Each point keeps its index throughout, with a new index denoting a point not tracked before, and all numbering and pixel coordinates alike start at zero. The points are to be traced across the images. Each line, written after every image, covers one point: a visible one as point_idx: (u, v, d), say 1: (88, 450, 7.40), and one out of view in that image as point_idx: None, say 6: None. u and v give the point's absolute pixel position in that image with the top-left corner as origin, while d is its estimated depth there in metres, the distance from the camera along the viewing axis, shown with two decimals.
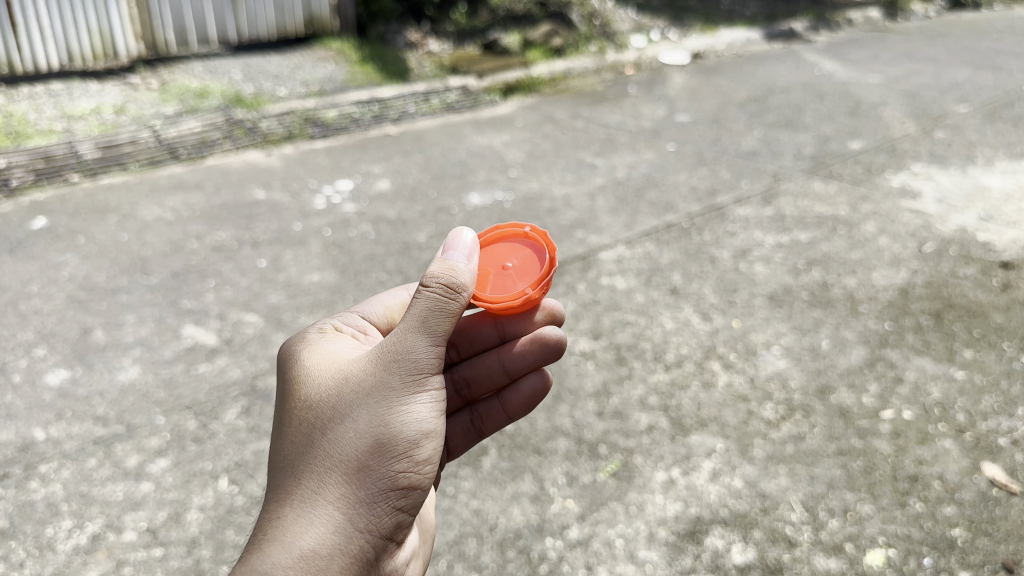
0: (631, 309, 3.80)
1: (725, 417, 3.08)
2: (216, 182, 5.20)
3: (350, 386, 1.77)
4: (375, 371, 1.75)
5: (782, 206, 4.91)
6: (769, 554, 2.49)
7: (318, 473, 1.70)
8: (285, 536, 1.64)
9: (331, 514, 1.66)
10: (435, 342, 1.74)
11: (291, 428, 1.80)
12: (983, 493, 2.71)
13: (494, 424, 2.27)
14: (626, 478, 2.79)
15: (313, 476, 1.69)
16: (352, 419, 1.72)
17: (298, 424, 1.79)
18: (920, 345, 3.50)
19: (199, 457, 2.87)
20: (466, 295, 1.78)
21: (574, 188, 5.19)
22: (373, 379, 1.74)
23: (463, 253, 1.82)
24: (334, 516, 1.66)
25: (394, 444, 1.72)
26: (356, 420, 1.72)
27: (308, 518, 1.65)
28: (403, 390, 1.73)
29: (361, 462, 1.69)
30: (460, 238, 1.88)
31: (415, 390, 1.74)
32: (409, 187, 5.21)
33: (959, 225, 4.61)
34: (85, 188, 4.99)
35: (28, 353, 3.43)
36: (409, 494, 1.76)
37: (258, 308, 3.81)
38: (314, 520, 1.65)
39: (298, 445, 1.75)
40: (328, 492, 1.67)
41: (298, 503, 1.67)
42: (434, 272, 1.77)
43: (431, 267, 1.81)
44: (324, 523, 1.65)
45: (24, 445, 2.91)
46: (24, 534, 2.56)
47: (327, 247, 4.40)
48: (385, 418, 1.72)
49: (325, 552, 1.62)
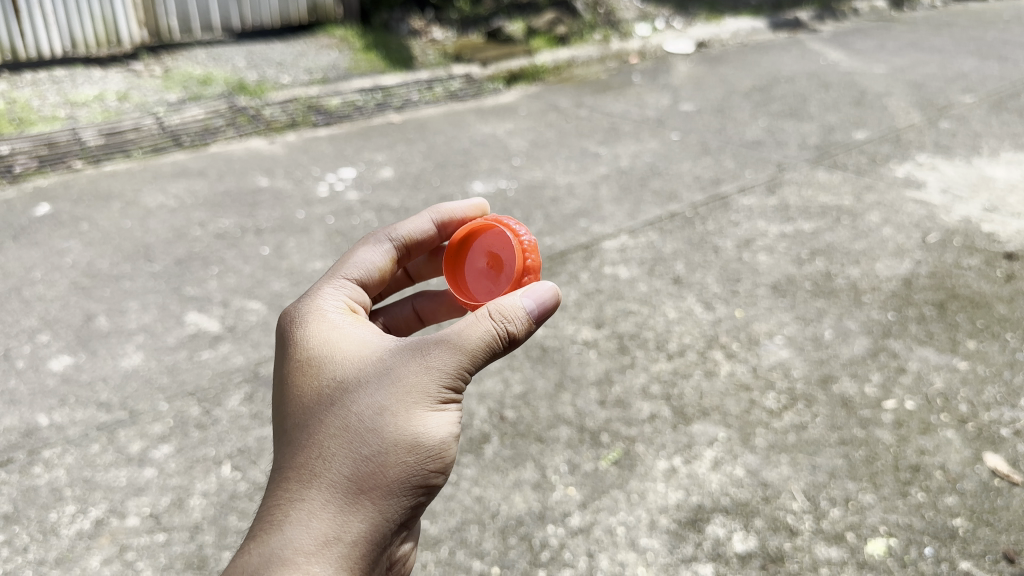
0: (635, 298, 3.79)
1: (727, 406, 3.08)
2: (220, 169, 5.20)
3: (386, 379, 1.73)
4: (416, 369, 1.72)
5: (786, 196, 4.91)
6: (770, 543, 2.50)
7: (347, 462, 1.66)
8: (308, 522, 1.60)
9: (357, 507, 1.63)
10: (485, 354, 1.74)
11: (316, 409, 1.75)
12: (985, 483, 2.71)
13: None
14: (628, 467, 2.79)
15: (342, 464, 1.66)
16: (388, 414, 1.69)
17: (325, 408, 1.74)
18: (923, 335, 3.49)
19: (202, 443, 2.88)
20: (523, 336, 1.78)
21: (578, 177, 5.18)
22: (413, 377, 1.71)
23: (535, 297, 1.82)
24: (360, 510, 1.63)
25: (428, 443, 1.70)
26: (392, 414, 1.69)
27: (335, 508, 1.62)
28: (441, 393, 1.72)
29: (394, 457, 1.67)
30: (538, 285, 1.86)
31: (453, 394, 1.73)
32: (412, 176, 5.21)
33: (963, 216, 4.60)
34: (88, 175, 5.00)
35: (31, 338, 3.44)
36: (430, 492, 1.75)
37: (262, 295, 3.82)
38: (341, 508, 1.63)
39: (325, 427, 1.71)
40: (355, 484, 1.64)
41: (323, 488, 1.64)
42: (503, 307, 1.77)
43: (500, 300, 1.79)
44: (348, 515, 1.62)
45: (28, 431, 2.92)
46: (28, 518, 2.57)
47: (330, 235, 4.40)
48: (421, 417, 1.70)
49: (348, 540, 1.61)
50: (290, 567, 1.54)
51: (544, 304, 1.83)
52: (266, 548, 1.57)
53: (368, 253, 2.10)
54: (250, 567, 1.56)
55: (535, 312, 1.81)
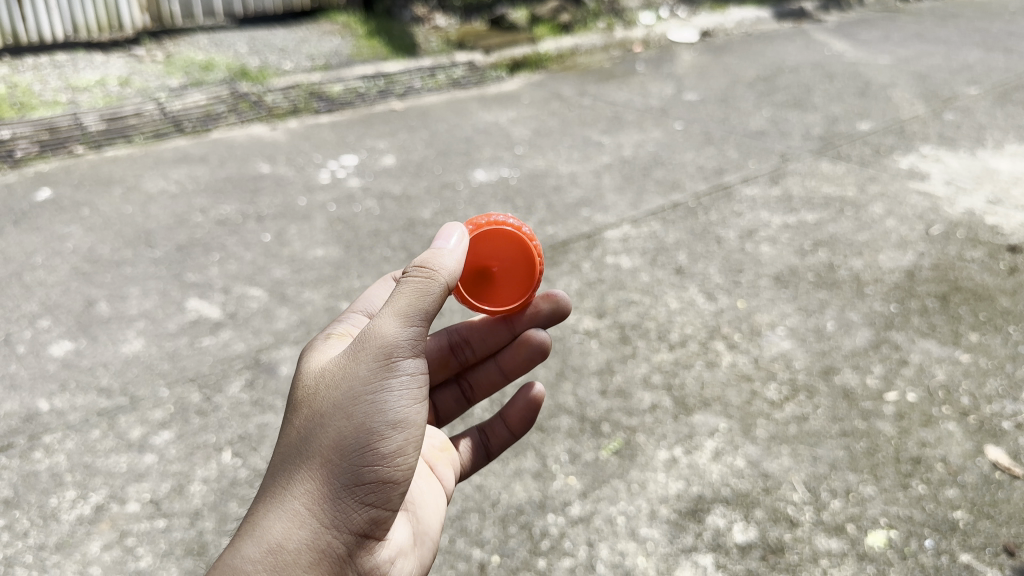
0: (636, 288, 3.78)
1: (728, 396, 3.07)
2: (221, 155, 5.18)
3: (325, 384, 1.80)
4: (346, 367, 1.78)
5: (790, 186, 4.89)
6: (770, 534, 2.50)
7: (290, 470, 1.74)
8: (256, 532, 1.69)
9: (296, 508, 1.69)
10: (411, 332, 1.75)
11: (279, 431, 1.86)
12: (986, 476, 2.70)
13: (498, 443, 2.34)
14: (629, 456, 2.79)
15: (286, 473, 1.74)
16: (322, 416, 1.75)
17: (282, 427, 1.84)
18: (925, 327, 3.49)
19: (203, 430, 2.88)
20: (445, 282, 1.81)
21: (581, 166, 5.17)
22: (344, 375, 1.77)
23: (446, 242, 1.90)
24: (300, 510, 1.69)
25: (361, 438, 1.72)
26: (326, 414, 1.75)
27: (278, 514, 1.70)
28: (370, 380, 1.74)
29: (328, 457, 1.72)
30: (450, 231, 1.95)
31: (387, 380, 1.75)
32: (415, 163, 5.19)
33: (967, 208, 4.58)
34: (89, 160, 4.98)
35: (32, 324, 3.43)
36: (383, 488, 1.74)
37: (263, 282, 3.81)
38: (282, 514, 1.69)
39: (280, 444, 1.81)
40: (294, 487, 1.71)
41: (270, 500, 1.73)
42: (413, 262, 1.82)
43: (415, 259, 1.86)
44: (290, 518, 1.68)
45: (28, 416, 2.92)
46: (28, 503, 2.57)
47: (332, 222, 4.39)
48: (351, 409, 1.73)
49: (291, 546, 1.66)
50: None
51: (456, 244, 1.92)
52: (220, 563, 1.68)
53: (378, 291, 2.23)
54: None
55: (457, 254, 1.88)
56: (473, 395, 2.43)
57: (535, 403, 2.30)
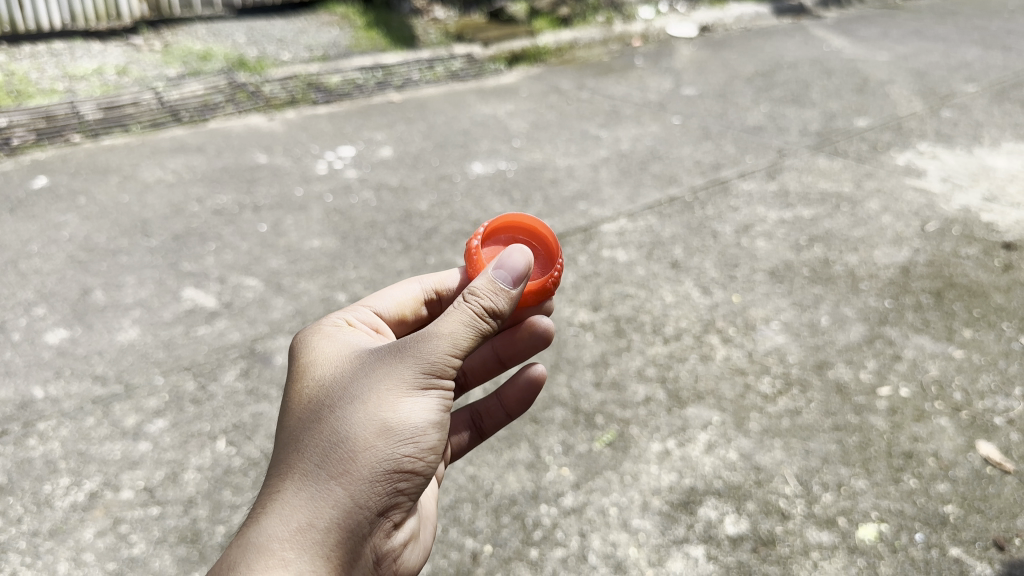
0: (632, 282, 3.79)
1: (721, 390, 3.08)
2: (218, 145, 5.18)
3: (363, 373, 1.81)
4: (390, 361, 1.79)
5: (786, 181, 4.90)
6: (762, 526, 2.51)
7: (320, 451, 1.72)
8: (282, 509, 1.66)
9: (327, 491, 1.68)
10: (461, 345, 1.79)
11: (301, 407, 1.83)
12: (977, 470, 2.72)
13: (492, 423, 2.32)
14: (622, 448, 2.80)
15: (315, 454, 1.72)
16: (359, 403, 1.75)
17: (307, 405, 1.82)
18: (919, 323, 3.50)
19: (197, 418, 2.89)
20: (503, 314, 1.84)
21: (578, 160, 5.17)
22: (388, 368, 1.78)
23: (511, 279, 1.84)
24: (331, 494, 1.68)
25: (399, 429, 1.74)
26: (365, 403, 1.75)
27: (307, 494, 1.67)
28: (417, 378, 1.77)
29: (364, 444, 1.71)
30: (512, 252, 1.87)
31: (430, 379, 1.78)
32: (412, 155, 5.19)
33: (963, 204, 4.59)
34: (86, 148, 4.98)
35: (27, 311, 3.43)
36: (410, 479, 1.78)
37: (259, 272, 3.81)
38: (314, 495, 1.67)
39: (306, 423, 1.79)
40: (326, 470, 1.69)
41: (297, 478, 1.70)
42: (477, 290, 1.81)
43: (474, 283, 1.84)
44: (320, 500, 1.67)
45: (23, 403, 2.92)
46: (22, 490, 2.58)
47: (328, 213, 4.39)
48: (394, 403, 1.75)
49: (320, 529, 1.65)
50: (264, 555, 1.60)
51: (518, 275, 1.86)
52: (243, 540, 1.65)
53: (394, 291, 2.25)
54: (230, 555, 1.63)
55: (509, 287, 1.84)
56: (467, 379, 2.38)
57: (533, 385, 2.25)
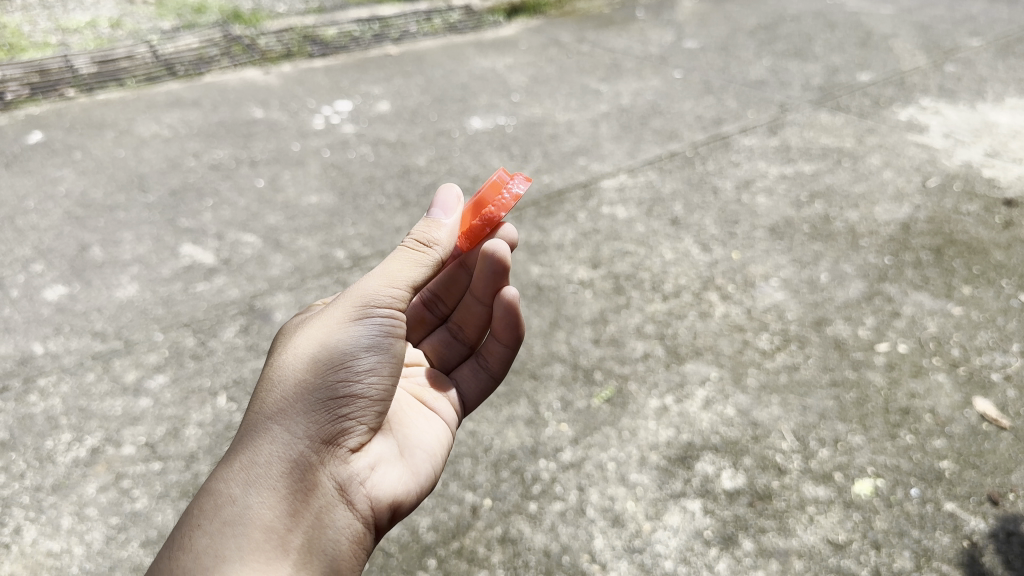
0: (632, 239, 3.77)
1: (720, 346, 3.09)
2: (214, 99, 5.12)
3: (303, 327, 1.93)
4: (327, 311, 1.92)
5: (788, 137, 4.85)
6: (759, 481, 2.53)
7: (261, 397, 1.83)
8: (232, 454, 1.77)
9: (269, 427, 1.77)
10: (397, 277, 1.91)
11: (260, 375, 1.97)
12: (973, 427, 2.73)
13: (497, 359, 2.33)
14: (620, 404, 2.81)
15: (258, 400, 1.83)
16: (296, 348, 1.87)
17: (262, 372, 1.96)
18: (919, 279, 3.50)
19: (198, 374, 2.89)
20: (439, 246, 2.00)
21: (578, 115, 5.12)
22: (324, 316, 1.91)
23: (444, 212, 2.05)
24: (272, 429, 1.77)
25: (330, 357, 1.82)
26: (300, 347, 1.86)
27: (251, 434, 1.78)
28: (348, 314, 1.88)
29: (298, 379, 1.81)
30: (446, 194, 2.10)
31: (361, 312, 1.88)
32: (410, 110, 5.14)
33: (965, 160, 4.56)
34: (81, 103, 4.92)
35: (26, 268, 3.42)
36: (354, 404, 1.84)
37: (257, 228, 3.79)
38: (256, 433, 1.77)
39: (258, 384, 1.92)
40: (267, 410, 1.79)
41: (246, 426, 1.81)
42: (414, 231, 2.00)
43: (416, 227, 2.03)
44: (263, 437, 1.76)
45: (23, 359, 2.93)
46: (25, 445, 2.59)
47: (326, 169, 4.35)
48: (324, 339, 1.85)
49: (263, 461, 1.73)
50: (212, 494, 1.70)
51: (450, 209, 2.08)
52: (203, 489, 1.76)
53: None
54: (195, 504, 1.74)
55: (445, 218, 2.05)
56: (464, 333, 2.41)
57: (512, 309, 2.22)
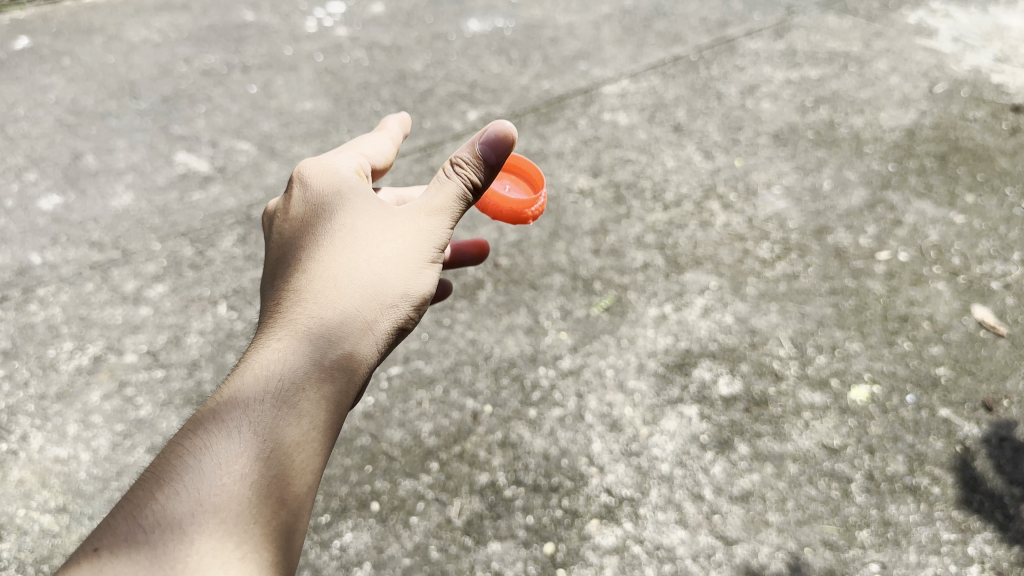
0: (633, 146, 3.71)
1: (720, 255, 3.08)
2: (203, 2, 4.96)
3: (357, 238, 1.81)
4: (387, 233, 1.82)
5: (794, 40, 4.72)
6: (755, 387, 2.56)
7: (325, 314, 1.72)
8: (290, 367, 1.65)
9: (333, 348, 1.69)
10: (450, 223, 1.88)
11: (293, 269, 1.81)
12: (971, 333, 2.75)
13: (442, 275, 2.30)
14: (619, 313, 2.82)
15: (319, 317, 1.72)
16: (356, 269, 1.77)
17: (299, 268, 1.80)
18: (922, 187, 3.46)
19: (197, 283, 2.89)
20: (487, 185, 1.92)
21: (579, 17, 4.96)
22: (387, 239, 1.81)
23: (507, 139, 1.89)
24: (338, 351, 1.69)
25: (397, 296, 1.78)
26: (360, 271, 1.77)
27: (311, 352, 1.67)
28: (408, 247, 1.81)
29: (366, 309, 1.75)
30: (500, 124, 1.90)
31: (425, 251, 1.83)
32: (405, 12, 4.98)
33: (974, 65, 4.45)
34: (67, 7, 4.77)
35: (19, 177, 3.38)
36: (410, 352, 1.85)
37: (251, 136, 3.72)
38: (319, 353, 1.68)
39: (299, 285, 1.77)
40: (331, 329, 1.71)
41: (299, 336, 1.70)
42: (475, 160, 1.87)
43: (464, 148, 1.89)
44: (326, 356, 1.68)
45: (21, 268, 2.92)
46: (27, 354, 2.61)
47: (320, 74, 4.25)
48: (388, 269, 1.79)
49: (330, 387, 1.66)
50: (277, 408, 1.59)
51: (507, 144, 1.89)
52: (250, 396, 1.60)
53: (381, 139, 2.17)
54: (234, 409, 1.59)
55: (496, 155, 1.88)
56: None
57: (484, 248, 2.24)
